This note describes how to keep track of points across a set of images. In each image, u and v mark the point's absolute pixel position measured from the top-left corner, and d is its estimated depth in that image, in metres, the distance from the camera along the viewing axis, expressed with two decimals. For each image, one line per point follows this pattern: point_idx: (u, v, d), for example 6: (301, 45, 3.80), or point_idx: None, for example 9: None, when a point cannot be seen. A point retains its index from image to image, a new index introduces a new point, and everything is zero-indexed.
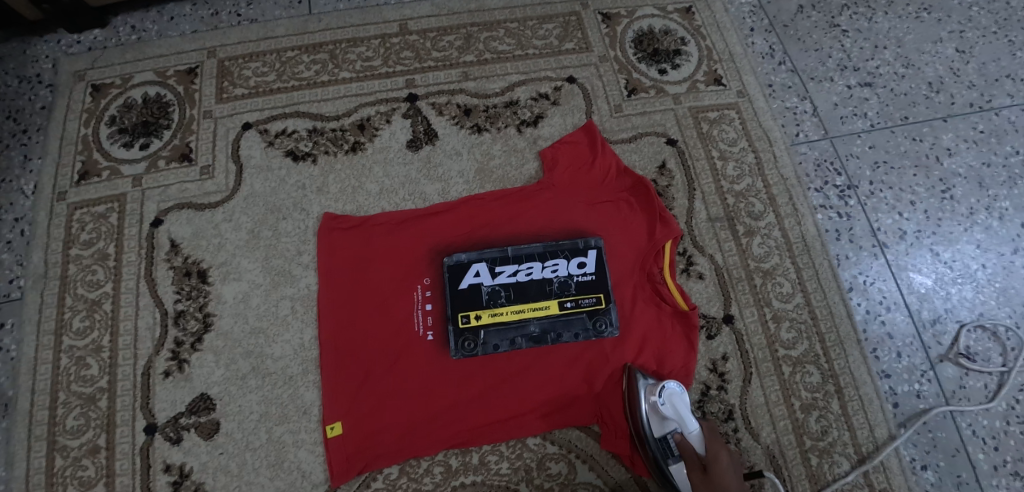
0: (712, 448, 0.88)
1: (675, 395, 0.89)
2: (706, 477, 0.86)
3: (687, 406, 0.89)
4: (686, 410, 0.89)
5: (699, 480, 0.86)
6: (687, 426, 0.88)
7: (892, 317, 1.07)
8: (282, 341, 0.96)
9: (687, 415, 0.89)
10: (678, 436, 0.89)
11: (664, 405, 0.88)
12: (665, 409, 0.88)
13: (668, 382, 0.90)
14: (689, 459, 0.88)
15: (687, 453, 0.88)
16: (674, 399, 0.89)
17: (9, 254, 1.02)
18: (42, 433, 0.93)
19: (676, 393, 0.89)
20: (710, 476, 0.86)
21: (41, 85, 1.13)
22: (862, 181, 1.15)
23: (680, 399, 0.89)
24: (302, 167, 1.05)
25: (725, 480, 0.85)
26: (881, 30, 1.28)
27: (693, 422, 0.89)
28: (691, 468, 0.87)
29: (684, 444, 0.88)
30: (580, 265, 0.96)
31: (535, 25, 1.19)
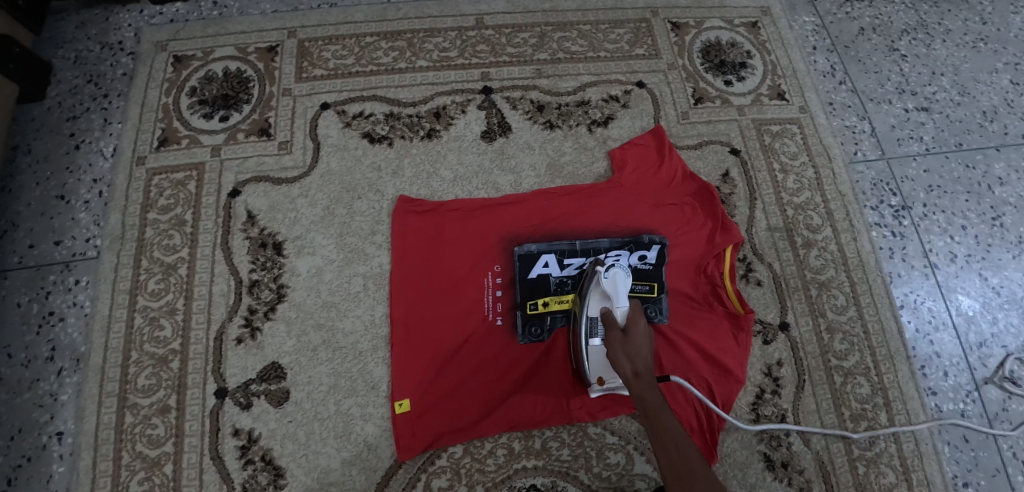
0: (634, 317, 0.89)
1: (618, 273, 0.89)
2: (623, 339, 0.86)
3: (626, 286, 0.89)
4: (623, 290, 0.89)
5: (616, 338, 0.86)
6: (620, 302, 0.89)
7: (939, 336, 1.09)
8: (352, 316, 0.99)
9: (621, 294, 0.89)
10: (608, 310, 0.89)
11: (606, 277, 0.89)
12: (606, 283, 0.89)
13: (617, 264, 0.91)
14: (610, 326, 0.87)
15: (609, 321, 0.88)
16: (615, 277, 0.89)
17: (86, 214, 1.05)
18: (113, 389, 0.95)
19: (621, 271, 0.90)
20: (627, 339, 0.85)
21: (123, 52, 1.16)
22: (916, 202, 1.17)
23: (622, 279, 0.89)
24: (378, 149, 1.08)
25: (638, 342, 0.85)
26: (938, 57, 1.31)
27: (625, 301, 0.89)
28: (611, 332, 0.87)
29: (609, 315, 0.88)
30: (640, 256, 0.99)
31: (607, 29, 1.22)
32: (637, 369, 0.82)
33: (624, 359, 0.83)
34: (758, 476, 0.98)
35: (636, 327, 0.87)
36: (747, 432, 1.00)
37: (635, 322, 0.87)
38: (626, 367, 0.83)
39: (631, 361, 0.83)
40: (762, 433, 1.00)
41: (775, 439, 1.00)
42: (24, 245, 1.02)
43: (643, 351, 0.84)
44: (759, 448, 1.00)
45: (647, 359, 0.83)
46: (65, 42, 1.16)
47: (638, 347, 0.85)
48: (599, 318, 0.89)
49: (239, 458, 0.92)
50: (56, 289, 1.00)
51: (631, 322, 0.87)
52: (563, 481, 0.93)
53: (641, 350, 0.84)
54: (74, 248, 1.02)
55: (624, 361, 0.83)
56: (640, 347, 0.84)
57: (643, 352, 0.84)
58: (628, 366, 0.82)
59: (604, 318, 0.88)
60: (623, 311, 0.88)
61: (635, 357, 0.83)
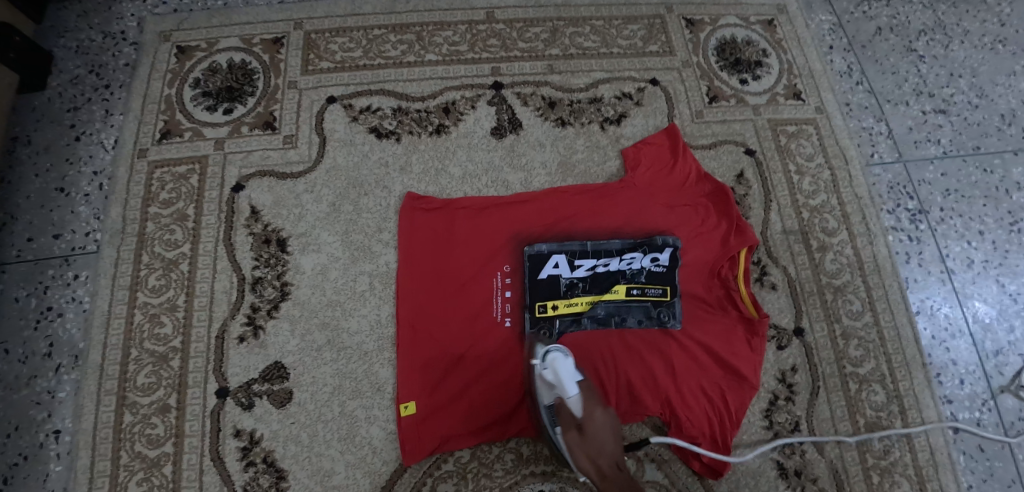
0: (589, 407, 0.81)
1: (557, 361, 0.81)
2: (581, 438, 0.81)
3: (570, 371, 0.81)
4: (567, 378, 0.80)
5: (574, 440, 0.81)
6: (568, 392, 0.80)
7: (955, 343, 1.07)
8: (358, 316, 0.96)
9: (565, 383, 0.80)
10: (562, 402, 0.82)
11: (545, 369, 0.82)
12: (547, 374, 0.82)
13: (555, 348, 0.83)
14: (564, 420, 0.81)
15: (565, 416, 0.81)
16: (556, 366, 0.81)
17: (86, 207, 1.02)
18: (112, 388, 0.93)
19: (559, 357, 0.82)
20: (585, 437, 0.81)
21: (125, 42, 1.13)
22: (933, 206, 1.15)
23: (564, 364, 0.81)
24: (385, 144, 1.06)
25: (597, 435, 0.81)
26: (956, 59, 1.28)
27: (575, 389, 0.80)
28: (567, 431, 0.81)
29: (562, 409, 0.82)
30: (653, 258, 0.96)
31: (620, 25, 1.19)
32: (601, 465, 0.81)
33: (587, 462, 0.80)
34: (770, 484, 0.96)
35: (591, 418, 0.81)
36: (760, 439, 0.98)
37: (590, 415, 0.81)
38: (590, 471, 0.80)
39: (593, 464, 0.80)
40: (775, 440, 0.98)
41: (789, 447, 0.98)
42: (22, 239, 1.00)
43: (604, 444, 0.81)
44: (773, 456, 0.97)
45: (611, 454, 0.81)
46: (66, 31, 1.13)
47: (599, 442, 0.81)
48: (554, 411, 0.83)
49: (241, 460, 0.90)
50: (54, 284, 0.98)
51: (588, 416, 0.81)
52: (573, 487, 0.91)
53: (603, 445, 0.81)
54: (73, 242, 1.00)
55: (586, 463, 0.80)
56: (602, 442, 0.81)
57: (605, 448, 0.81)
58: (593, 469, 0.80)
59: (558, 413, 0.82)
60: (574, 402, 0.81)
61: (597, 457, 0.80)
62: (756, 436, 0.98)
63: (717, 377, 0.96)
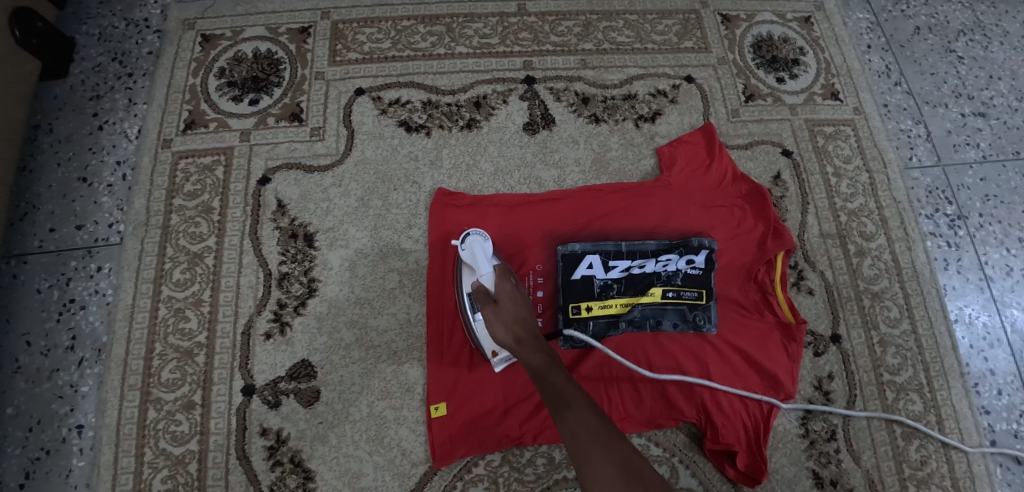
0: (502, 284, 0.83)
1: (473, 241, 0.86)
2: (495, 309, 0.81)
3: (485, 251, 0.86)
4: (482, 254, 0.85)
5: (489, 312, 0.81)
6: (482, 269, 0.84)
7: (994, 353, 1.04)
8: (387, 314, 0.94)
9: (480, 259, 0.84)
10: (478, 282, 0.85)
11: (464, 250, 0.86)
12: (463, 255, 0.86)
13: (473, 231, 0.87)
14: (480, 298, 0.84)
15: (481, 294, 0.83)
16: (472, 246, 0.86)
17: (109, 198, 1.00)
18: (136, 383, 0.91)
19: (477, 239, 0.86)
20: (499, 306, 0.81)
21: (149, 29, 1.11)
22: (972, 212, 1.11)
23: (480, 243, 0.86)
24: (415, 138, 1.03)
25: (510, 305, 0.81)
26: (996, 60, 1.23)
27: (489, 267, 0.84)
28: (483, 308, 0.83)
29: (479, 289, 0.84)
30: (688, 260, 0.94)
31: (654, 20, 1.16)
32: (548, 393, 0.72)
33: (502, 330, 0.80)
34: None
35: (506, 290, 0.83)
36: (795, 447, 0.96)
37: (503, 290, 0.82)
38: (504, 338, 0.79)
39: (508, 331, 0.79)
40: (811, 449, 0.96)
41: (825, 456, 0.96)
42: (44, 229, 0.98)
43: (516, 313, 0.80)
44: (808, 465, 0.95)
45: (524, 318, 0.80)
46: (89, 18, 1.11)
47: (514, 311, 0.81)
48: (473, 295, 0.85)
49: (267, 459, 0.88)
50: (77, 276, 0.96)
51: (497, 288, 0.83)
52: None
53: (517, 310, 0.81)
54: (96, 233, 0.98)
55: (501, 331, 0.80)
56: (519, 311, 0.81)
57: (523, 316, 0.80)
58: (507, 335, 0.79)
59: (475, 294, 0.84)
60: (489, 279, 0.84)
61: (511, 324, 0.79)
62: (791, 444, 0.96)
63: (754, 383, 0.94)
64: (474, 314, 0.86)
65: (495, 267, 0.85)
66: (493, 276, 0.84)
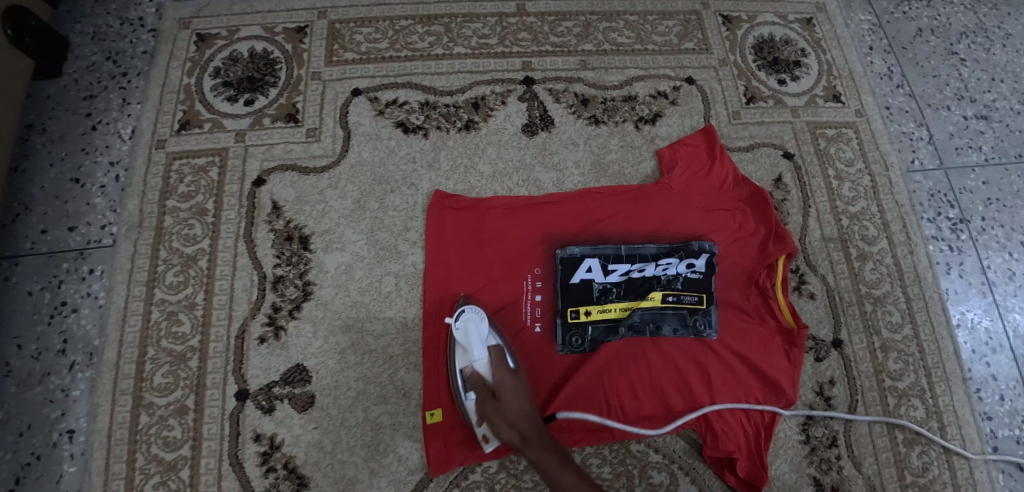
0: (498, 371, 0.84)
1: (468, 320, 0.86)
2: (495, 405, 0.83)
3: (480, 331, 0.86)
4: (477, 337, 0.85)
5: (489, 407, 0.83)
6: (476, 354, 0.85)
7: (996, 358, 1.03)
8: (384, 318, 0.93)
9: (474, 342, 0.85)
10: (473, 368, 0.85)
11: (457, 329, 0.86)
12: (457, 334, 0.86)
13: (469, 308, 0.87)
14: (477, 387, 0.84)
15: (478, 382, 0.84)
16: (467, 325, 0.86)
17: (102, 199, 0.99)
18: (128, 387, 0.89)
19: (471, 318, 0.86)
20: (499, 402, 0.83)
21: (143, 29, 1.09)
22: (975, 215, 1.10)
23: (476, 321, 0.86)
24: (412, 139, 1.02)
25: (507, 400, 0.82)
26: (999, 63, 1.22)
27: (483, 350, 0.85)
28: (480, 399, 0.84)
29: (474, 375, 0.84)
30: (688, 264, 0.93)
31: (655, 21, 1.15)
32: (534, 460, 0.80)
33: (505, 428, 0.82)
34: None
35: (500, 376, 0.83)
36: (796, 454, 0.95)
37: (501, 382, 0.83)
38: (506, 434, 0.82)
39: (511, 429, 0.82)
40: (812, 455, 0.95)
41: (825, 462, 0.95)
42: (36, 230, 0.96)
43: (515, 409, 0.82)
44: (809, 471, 0.94)
45: (525, 413, 0.82)
46: (83, 16, 1.09)
47: (512, 407, 0.82)
48: (468, 381, 0.85)
49: (261, 465, 0.87)
50: (69, 278, 0.94)
51: (495, 380, 0.83)
52: None
53: (514, 405, 0.83)
54: (89, 235, 0.96)
55: (504, 429, 0.82)
56: (515, 404, 0.83)
57: (520, 405, 0.82)
58: (508, 432, 0.82)
59: (470, 379, 0.85)
60: (484, 365, 0.84)
61: (512, 421, 0.82)
62: (792, 451, 0.95)
63: (755, 389, 0.93)
64: (467, 396, 0.85)
65: (490, 351, 0.85)
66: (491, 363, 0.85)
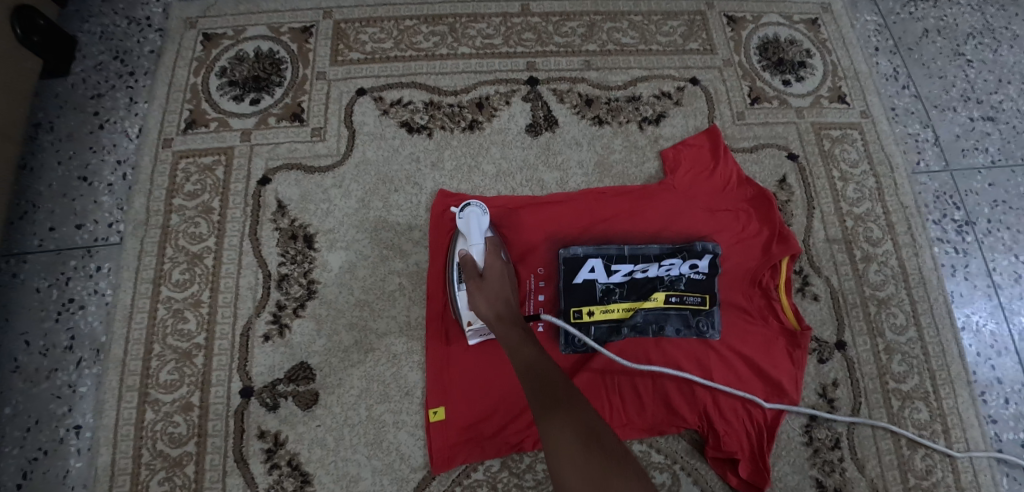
0: (490, 258, 0.86)
1: (471, 212, 0.87)
2: (479, 285, 0.84)
3: (481, 224, 0.88)
4: (477, 229, 0.87)
5: (474, 287, 0.84)
6: (474, 241, 0.87)
7: (1001, 361, 1.02)
8: (387, 317, 0.93)
9: (474, 232, 0.87)
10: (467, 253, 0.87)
11: (461, 220, 0.88)
12: (460, 224, 0.88)
13: (473, 203, 0.89)
14: (466, 269, 0.86)
15: (468, 264, 0.86)
16: (470, 216, 0.87)
17: (109, 197, 1.00)
18: (134, 384, 0.90)
19: (475, 212, 0.88)
20: (484, 283, 0.84)
21: (151, 28, 1.10)
22: (981, 218, 1.09)
23: (477, 215, 0.88)
24: (416, 139, 1.03)
25: (494, 282, 0.84)
26: (1006, 64, 1.21)
27: (481, 239, 0.87)
28: (468, 281, 0.85)
29: (467, 259, 0.86)
30: (692, 265, 0.92)
31: (659, 21, 1.15)
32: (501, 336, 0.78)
33: (484, 305, 0.82)
34: None
35: (491, 267, 0.85)
36: (798, 456, 0.95)
37: (490, 266, 0.85)
38: (486, 314, 0.81)
39: (491, 307, 0.81)
40: (815, 457, 0.95)
41: (828, 464, 0.95)
42: (44, 228, 0.97)
43: (501, 291, 0.83)
44: (812, 473, 0.94)
45: (506, 297, 0.82)
46: (91, 16, 1.10)
47: (497, 290, 0.83)
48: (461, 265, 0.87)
49: (265, 462, 0.87)
50: (76, 275, 0.95)
51: (485, 264, 0.85)
52: None
53: (499, 290, 0.83)
54: (96, 233, 0.97)
55: (484, 309, 0.82)
56: (500, 289, 0.83)
57: (505, 296, 0.82)
58: (489, 311, 0.81)
59: (462, 263, 0.87)
60: (479, 249, 0.86)
61: (493, 301, 0.82)
62: (795, 453, 0.95)
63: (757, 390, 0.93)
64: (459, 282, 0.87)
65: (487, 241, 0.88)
66: (483, 252, 0.87)
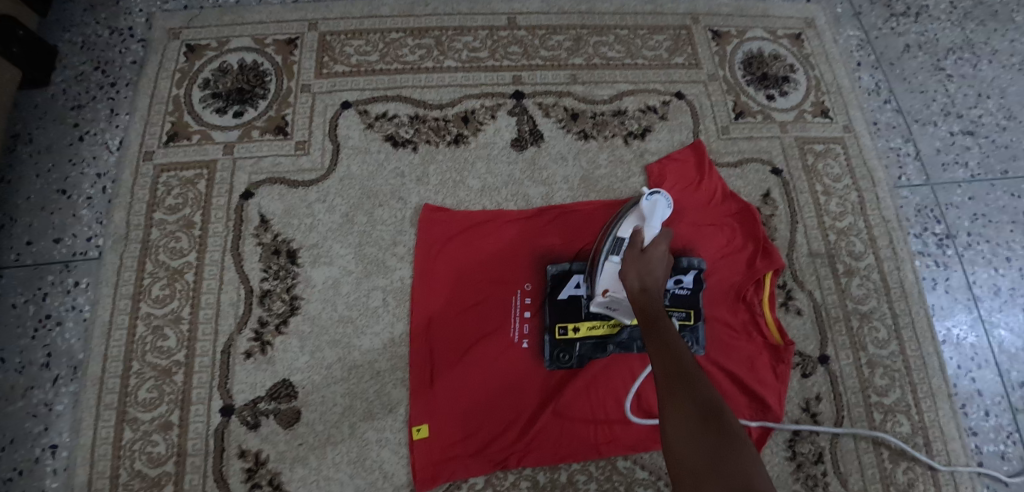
0: (657, 242, 0.85)
1: (660, 200, 0.86)
2: (637, 256, 0.83)
3: (662, 216, 0.86)
4: (656, 219, 0.85)
5: (632, 256, 0.83)
6: (652, 228, 0.85)
7: (981, 373, 1.03)
8: (370, 334, 0.93)
9: (654, 220, 0.85)
10: (637, 230, 0.86)
11: (646, 200, 0.86)
12: (644, 203, 0.86)
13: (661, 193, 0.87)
14: (631, 244, 0.85)
15: (635, 241, 0.85)
16: (656, 203, 0.86)
17: (89, 211, 0.98)
18: (112, 402, 0.89)
19: (660, 200, 0.86)
20: (643, 258, 0.83)
21: (133, 39, 1.09)
22: (961, 231, 1.11)
23: (661, 206, 0.86)
24: (401, 153, 1.02)
25: (654, 262, 0.82)
26: (985, 79, 1.23)
27: (657, 229, 0.85)
28: (627, 253, 0.84)
29: (637, 236, 0.85)
30: (676, 280, 0.93)
31: (645, 35, 1.15)
32: (639, 307, 0.78)
33: (634, 275, 0.81)
34: None
35: (655, 249, 0.84)
36: (782, 470, 0.95)
37: (656, 246, 0.84)
38: (633, 282, 0.81)
39: (640, 277, 0.81)
40: (798, 472, 0.95)
41: (812, 479, 0.95)
42: (22, 242, 0.96)
43: (656, 270, 0.82)
44: (795, 487, 0.95)
45: (656, 279, 0.81)
46: (72, 25, 1.09)
47: (653, 270, 0.82)
48: (627, 239, 0.86)
49: (245, 482, 0.86)
50: (54, 291, 0.94)
51: (651, 246, 0.84)
52: None
53: (655, 270, 0.82)
54: (75, 247, 0.96)
55: (633, 276, 0.81)
56: (654, 268, 0.82)
57: (658, 278, 0.81)
58: (637, 281, 0.80)
59: (629, 239, 0.85)
60: (650, 235, 0.85)
61: (645, 274, 0.81)
62: (778, 467, 0.95)
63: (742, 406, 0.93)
64: (614, 253, 0.85)
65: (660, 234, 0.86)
66: (654, 237, 0.85)
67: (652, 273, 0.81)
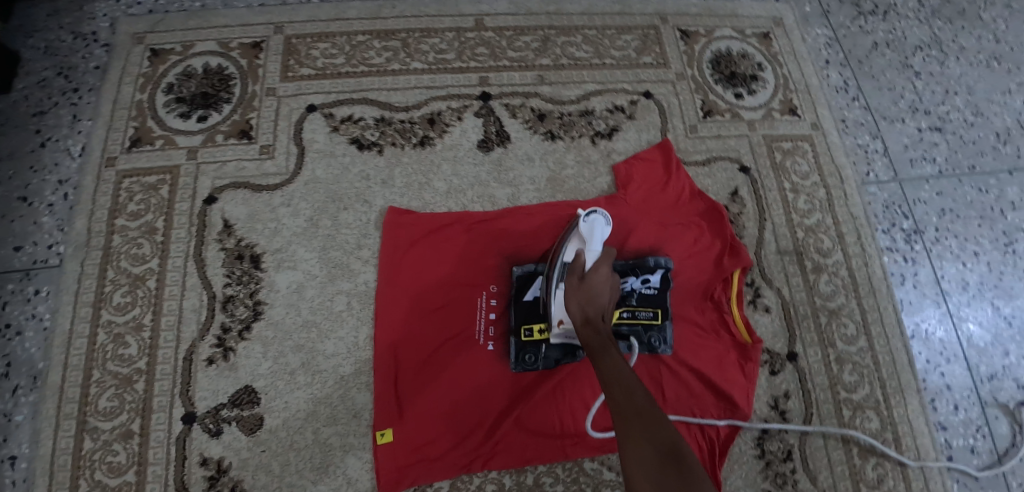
0: (598, 264, 0.85)
1: (598, 220, 0.86)
2: (579, 284, 0.83)
3: (603, 234, 0.87)
4: (597, 239, 0.86)
5: (574, 285, 0.83)
6: (593, 248, 0.86)
7: (950, 368, 1.04)
8: (335, 339, 0.92)
9: (594, 240, 0.86)
10: (579, 253, 0.86)
11: (584, 222, 0.86)
12: (583, 225, 0.86)
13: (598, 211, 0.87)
14: (573, 269, 0.85)
15: (578, 265, 0.85)
16: (595, 223, 0.86)
17: (49, 218, 0.97)
18: (72, 411, 0.87)
19: (598, 221, 0.86)
20: (584, 285, 0.83)
21: (97, 44, 1.08)
22: (929, 226, 1.11)
23: (601, 225, 0.86)
24: (367, 156, 1.02)
25: (597, 288, 0.83)
26: (953, 75, 1.24)
27: (599, 248, 0.87)
28: (570, 279, 0.84)
29: (580, 261, 0.85)
30: (644, 279, 0.93)
31: (613, 35, 1.15)
32: (588, 339, 0.78)
33: (576, 308, 0.81)
34: None
35: (596, 273, 0.84)
36: (751, 469, 0.95)
37: (597, 269, 0.84)
38: (577, 312, 0.81)
39: (584, 307, 0.81)
40: (767, 470, 0.95)
41: (781, 477, 0.95)
42: None
43: (598, 297, 0.82)
44: (763, 486, 0.94)
45: (602, 305, 0.82)
46: (35, 31, 1.08)
47: (597, 295, 0.82)
48: (569, 264, 0.86)
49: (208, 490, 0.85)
50: (13, 300, 0.92)
51: (594, 269, 0.84)
52: None
53: (598, 297, 0.82)
54: (35, 255, 0.95)
55: (576, 305, 0.81)
56: (597, 293, 0.82)
57: (602, 303, 0.82)
58: (580, 312, 0.81)
59: (571, 264, 0.85)
60: (592, 257, 0.86)
61: (587, 304, 0.81)
62: (747, 465, 0.95)
63: (709, 405, 0.93)
64: (559, 281, 0.85)
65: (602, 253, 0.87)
66: (596, 260, 0.86)
67: (596, 299, 0.82)
